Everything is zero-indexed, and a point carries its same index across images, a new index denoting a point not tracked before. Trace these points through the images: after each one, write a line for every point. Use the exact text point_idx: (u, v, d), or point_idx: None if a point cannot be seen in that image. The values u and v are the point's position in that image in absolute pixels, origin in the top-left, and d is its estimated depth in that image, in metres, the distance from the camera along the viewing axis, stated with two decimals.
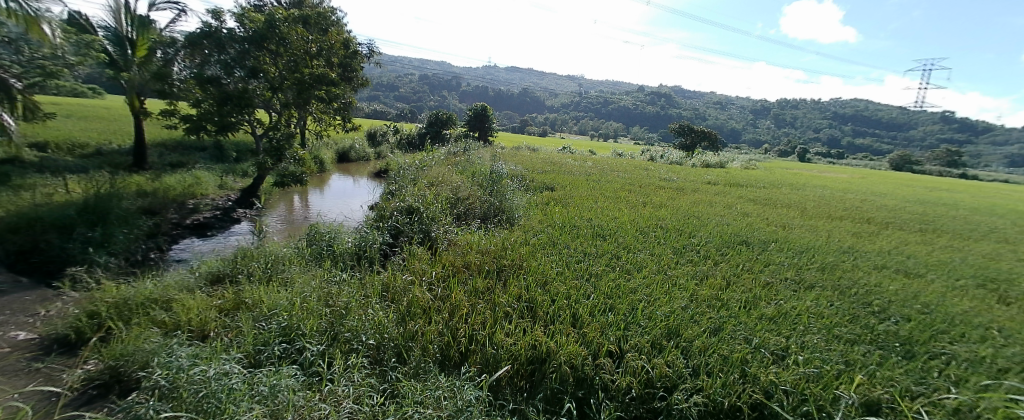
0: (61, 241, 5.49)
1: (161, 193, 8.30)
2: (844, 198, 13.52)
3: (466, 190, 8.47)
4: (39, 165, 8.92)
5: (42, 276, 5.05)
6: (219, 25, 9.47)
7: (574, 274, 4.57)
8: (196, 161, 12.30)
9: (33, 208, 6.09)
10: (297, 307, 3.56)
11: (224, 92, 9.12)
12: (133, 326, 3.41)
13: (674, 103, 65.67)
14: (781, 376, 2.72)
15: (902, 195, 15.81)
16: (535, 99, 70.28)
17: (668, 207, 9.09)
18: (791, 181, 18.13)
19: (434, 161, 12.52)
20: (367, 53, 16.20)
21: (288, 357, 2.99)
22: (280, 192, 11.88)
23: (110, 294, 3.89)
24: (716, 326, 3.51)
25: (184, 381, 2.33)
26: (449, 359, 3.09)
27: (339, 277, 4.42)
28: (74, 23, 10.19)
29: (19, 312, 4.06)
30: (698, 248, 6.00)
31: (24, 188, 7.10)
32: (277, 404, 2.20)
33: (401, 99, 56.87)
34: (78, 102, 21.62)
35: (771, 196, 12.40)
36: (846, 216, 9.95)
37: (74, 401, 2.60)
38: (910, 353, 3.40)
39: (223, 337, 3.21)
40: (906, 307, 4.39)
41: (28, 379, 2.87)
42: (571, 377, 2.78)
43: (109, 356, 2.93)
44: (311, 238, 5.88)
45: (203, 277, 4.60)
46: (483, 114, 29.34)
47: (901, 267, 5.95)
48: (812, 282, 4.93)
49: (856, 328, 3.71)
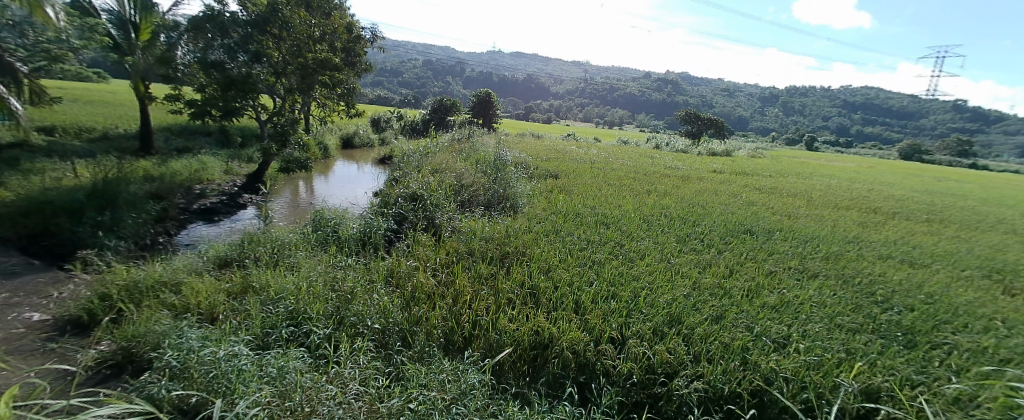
0: (71, 225, 5.60)
1: (168, 178, 8.36)
2: (851, 187, 13.35)
3: (470, 177, 8.44)
4: (48, 149, 9.01)
5: (53, 259, 5.17)
6: (221, 9, 9.36)
7: (578, 262, 4.60)
8: (202, 146, 12.37)
9: (42, 192, 6.17)
10: (304, 291, 3.64)
11: (227, 77, 9.02)
12: (144, 308, 3.50)
13: (681, 90, 64.69)
14: (782, 364, 2.75)
15: (912, 185, 15.56)
16: (540, 85, 69.39)
17: (672, 195, 9.05)
18: (799, 170, 17.86)
19: (437, 148, 12.47)
20: (370, 37, 15.96)
21: (296, 340, 3.05)
22: (285, 177, 11.93)
23: (121, 276, 3.97)
24: (718, 314, 3.53)
25: (195, 362, 2.40)
26: (452, 344, 3.15)
27: (345, 262, 4.48)
28: (77, 6, 10.07)
29: (33, 293, 4.17)
30: (702, 236, 6.00)
31: (32, 172, 7.19)
32: (285, 385, 2.25)
33: (405, 85, 56.48)
34: (85, 86, 21.80)
35: (777, 184, 12.27)
36: (853, 206, 9.84)
37: (89, 381, 2.70)
38: (911, 343, 3.42)
39: (232, 319, 3.28)
40: (909, 297, 4.38)
41: (43, 359, 2.98)
42: (573, 363, 2.84)
43: (122, 337, 3.02)
44: (316, 223, 5.93)
45: (211, 261, 4.67)
46: (487, 100, 29.04)
47: (905, 257, 5.92)
48: (816, 271, 4.93)
49: (858, 317, 3.73)
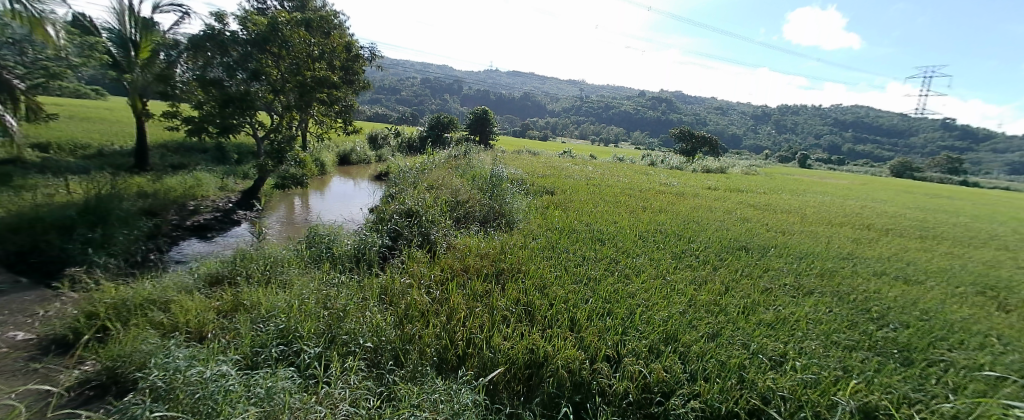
0: (61, 242, 5.52)
1: (162, 194, 8.33)
2: (845, 204, 13.51)
3: (466, 193, 8.47)
4: (41, 165, 8.95)
5: (41, 276, 5.07)
6: (222, 28, 9.44)
7: (573, 279, 4.58)
8: (198, 162, 12.37)
9: (34, 208, 6.12)
10: (295, 309, 3.57)
11: (226, 95, 9.02)
12: (132, 326, 3.42)
13: (674, 109, 65.98)
14: (778, 382, 2.73)
15: (904, 202, 15.77)
16: (537, 103, 70.51)
17: (668, 212, 9.10)
18: (792, 187, 18.05)
19: (434, 165, 12.58)
20: (369, 57, 16.22)
21: (286, 359, 2.99)
22: (281, 193, 11.92)
23: (110, 294, 3.91)
24: (714, 332, 3.51)
25: (181, 382, 2.33)
26: (446, 363, 3.08)
27: (338, 279, 4.43)
28: (78, 24, 10.16)
29: (17, 311, 4.06)
30: (697, 252, 6.02)
31: (25, 188, 7.13)
32: (273, 405, 2.20)
33: (402, 103, 57.21)
34: (80, 102, 21.82)
35: (771, 201, 12.37)
36: (846, 222, 9.95)
37: (71, 402, 2.61)
38: (908, 360, 3.40)
39: (220, 338, 3.21)
40: (905, 313, 4.38)
41: (25, 379, 2.87)
42: (568, 382, 2.78)
43: (107, 357, 2.94)
44: (311, 240, 5.90)
45: (202, 278, 4.61)
46: (483, 117, 29.36)
47: (900, 273, 5.95)
48: (811, 288, 4.94)
49: (854, 334, 3.71)
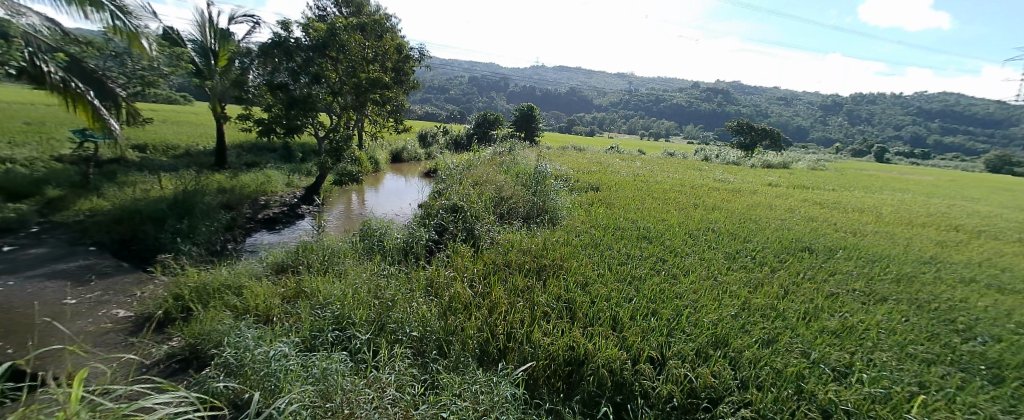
0: (155, 231, 6.27)
1: (238, 190, 9.14)
2: (927, 203, 12.07)
3: (510, 190, 8.50)
4: (137, 163, 10.17)
5: (138, 262, 5.73)
6: (288, 35, 10.16)
7: (617, 277, 4.45)
8: (266, 160, 13.47)
9: (134, 202, 6.98)
10: (349, 297, 3.77)
11: (291, 98, 9.84)
12: (210, 308, 3.80)
13: (732, 99, 61.61)
14: (841, 395, 2.52)
15: (1002, 201, 13.80)
16: (579, 98, 69.40)
17: (722, 210, 8.61)
18: (868, 184, 16.37)
19: (478, 161, 12.81)
20: (418, 57, 16.62)
21: (340, 344, 3.18)
22: (342, 190, 12.65)
23: (193, 278, 4.33)
24: (770, 337, 3.28)
25: (250, 360, 2.56)
26: (487, 355, 3.12)
27: (387, 270, 4.63)
28: (168, 37, 11.39)
29: (120, 292, 4.64)
30: (753, 253, 5.64)
31: (126, 184, 8.14)
32: (327, 386, 2.33)
33: (446, 101, 58.63)
34: (172, 107, 24.55)
35: (839, 199, 11.31)
36: (928, 223, 8.86)
37: (162, 373, 2.95)
38: (998, 378, 2.99)
39: (284, 322, 3.48)
40: (997, 326, 3.84)
41: (126, 351, 3.31)
42: (609, 382, 2.72)
43: (190, 334, 3.30)
44: (364, 233, 6.19)
45: (269, 266, 5.02)
46: (528, 114, 29.29)
47: (993, 282, 5.18)
48: (884, 295, 4.44)
49: (935, 346, 3.32)
